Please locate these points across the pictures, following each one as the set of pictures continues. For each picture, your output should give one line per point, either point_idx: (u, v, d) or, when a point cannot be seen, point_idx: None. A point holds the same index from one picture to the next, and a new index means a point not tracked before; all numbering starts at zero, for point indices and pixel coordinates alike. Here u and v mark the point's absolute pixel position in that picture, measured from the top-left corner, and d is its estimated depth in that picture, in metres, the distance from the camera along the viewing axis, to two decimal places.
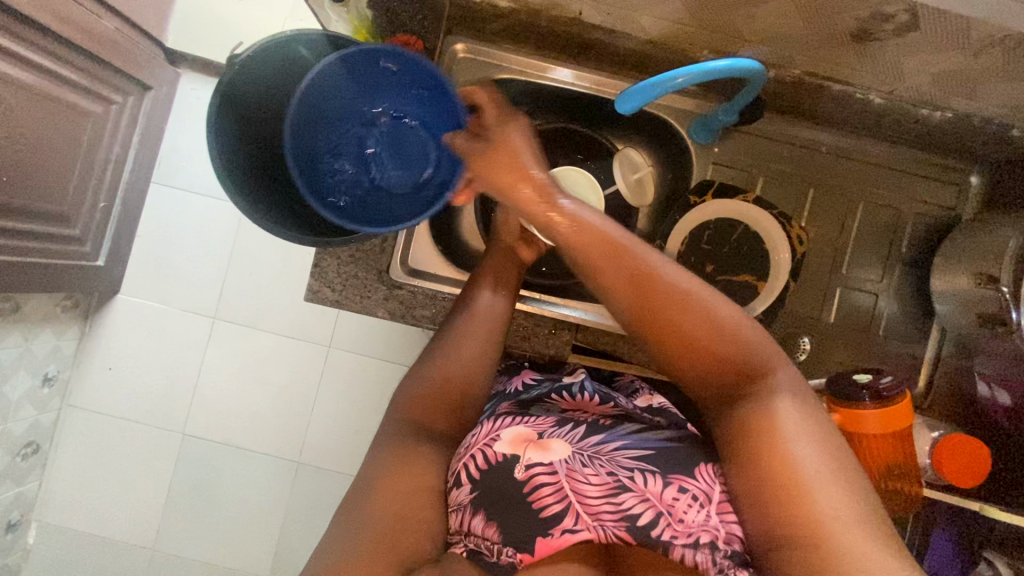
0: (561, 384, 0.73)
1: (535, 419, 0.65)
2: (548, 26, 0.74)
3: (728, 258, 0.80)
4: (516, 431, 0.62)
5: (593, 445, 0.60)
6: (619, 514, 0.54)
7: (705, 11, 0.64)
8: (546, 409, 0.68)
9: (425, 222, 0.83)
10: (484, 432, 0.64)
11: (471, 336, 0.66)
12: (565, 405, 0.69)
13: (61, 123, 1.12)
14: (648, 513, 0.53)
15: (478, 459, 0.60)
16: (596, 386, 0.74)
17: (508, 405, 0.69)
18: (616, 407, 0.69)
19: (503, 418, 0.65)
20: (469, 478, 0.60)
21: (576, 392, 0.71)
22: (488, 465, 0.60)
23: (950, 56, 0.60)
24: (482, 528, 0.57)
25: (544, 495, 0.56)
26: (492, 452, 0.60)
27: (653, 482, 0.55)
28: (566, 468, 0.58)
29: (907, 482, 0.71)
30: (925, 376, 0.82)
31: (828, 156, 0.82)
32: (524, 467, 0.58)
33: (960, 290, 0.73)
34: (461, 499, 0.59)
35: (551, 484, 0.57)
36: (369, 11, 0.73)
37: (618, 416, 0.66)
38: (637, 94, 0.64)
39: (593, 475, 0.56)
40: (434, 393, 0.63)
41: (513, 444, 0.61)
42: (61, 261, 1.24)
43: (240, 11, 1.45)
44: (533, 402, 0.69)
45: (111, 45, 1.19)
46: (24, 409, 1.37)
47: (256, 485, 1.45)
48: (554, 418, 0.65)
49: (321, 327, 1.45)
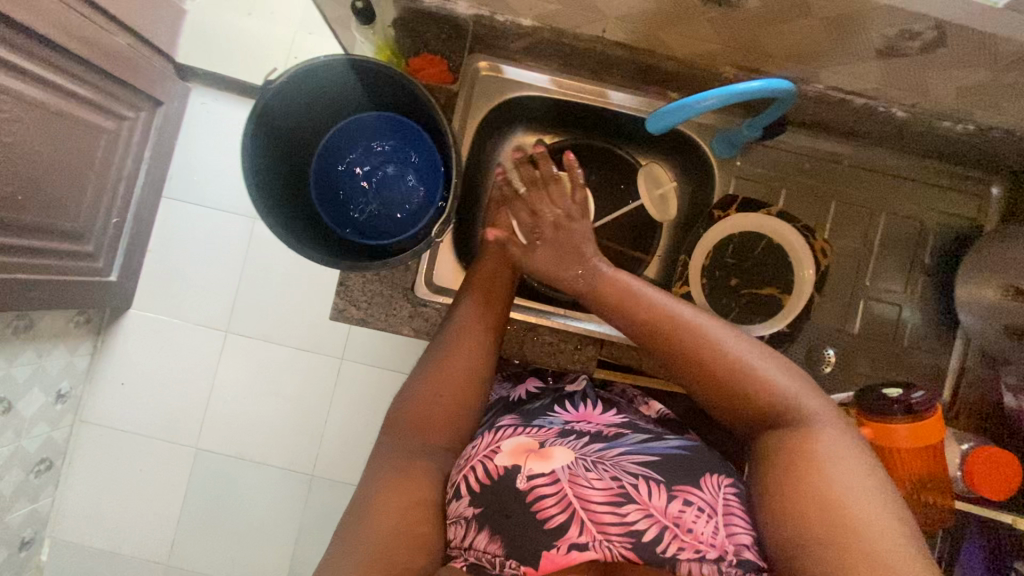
0: (564, 395, 0.72)
1: (538, 430, 0.62)
2: (571, 43, 0.75)
3: (751, 273, 0.80)
4: (516, 441, 0.60)
5: (596, 451, 0.58)
6: (624, 530, 0.51)
7: (731, 28, 0.64)
8: (549, 419, 0.65)
9: (449, 238, 0.84)
10: (483, 443, 0.61)
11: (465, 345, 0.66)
12: (570, 417, 0.66)
13: (73, 140, 1.12)
14: (654, 529, 0.51)
15: (478, 470, 0.57)
16: (596, 396, 0.73)
17: (511, 417, 0.67)
18: (620, 417, 0.67)
19: (503, 428, 0.63)
20: (469, 489, 0.56)
21: (579, 403, 0.70)
22: (489, 477, 0.56)
23: (977, 70, 0.60)
24: (482, 540, 0.54)
25: (546, 504, 0.53)
26: (493, 464, 0.57)
27: (657, 495, 0.53)
28: (567, 472, 0.55)
29: (939, 494, 0.71)
30: (951, 387, 0.82)
31: (850, 168, 0.83)
32: (525, 477, 0.55)
33: (986, 302, 0.73)
34: (460, 511, 0.56)
35: (552, 490, 0.54)
36: (393, 31, 0.77)
37: (622, 426, 0.64)
38: (667, 115, 0.66)
39: (597, 480, 0.54)
40: (430, 406, 0.63)
41: (513, 454, 0.57)
42: (73, 278, 1.24)
43: (250, 26, 1.45)
44: (538, 414, 0.67)
45: (123, 61, 1.19)
46: (37, 426, 1.36)
47: (271, 498, 1.44)
48: (557, 429, 0.62)
49: (334, 339, 1.45)
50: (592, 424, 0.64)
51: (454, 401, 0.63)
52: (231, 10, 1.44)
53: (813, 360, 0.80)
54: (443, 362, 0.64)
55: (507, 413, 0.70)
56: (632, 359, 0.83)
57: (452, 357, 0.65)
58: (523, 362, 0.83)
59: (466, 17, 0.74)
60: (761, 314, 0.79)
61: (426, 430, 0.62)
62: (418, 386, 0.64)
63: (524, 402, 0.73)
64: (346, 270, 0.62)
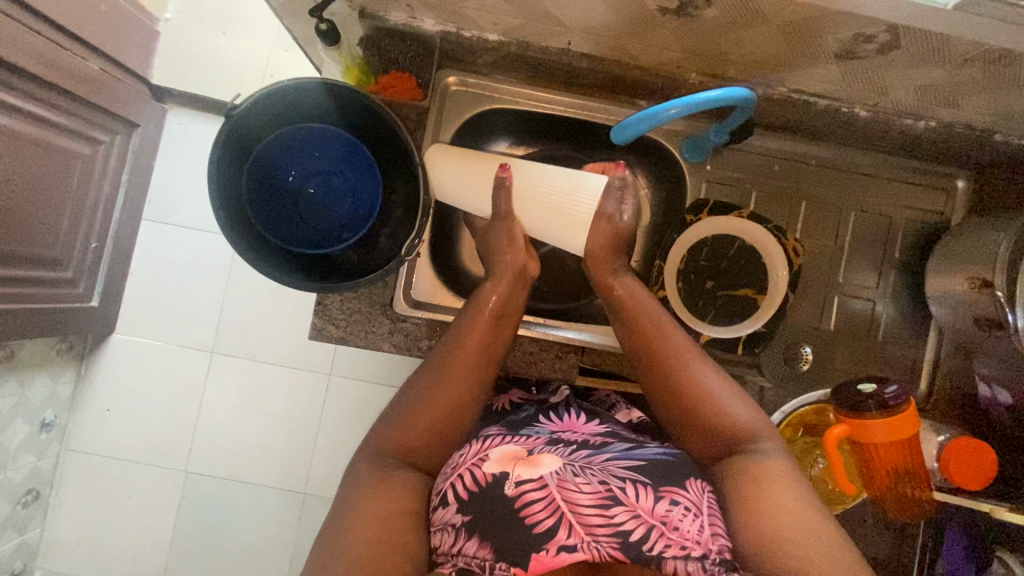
0: (549, 406, 0.73)
1: (524, 439, 0.62)
2: (538, 56, 0.76)
3: (725, 275, 0.82)
4: (504, 450, 0.59)
5: (584, 457, 0.58)
6: (612, 531, 0.50)
7: (692, 37, 0.65)
8: (536, 428, 0.65)
9: (426, 251, 0.84)
10: (471, 452, 0.61)
11: (457, 364, 0.66)
12: (554, 426, 0.67)
13: (48, 166, 1.11)
14: (642, 529, 0.50)
15: (466, 478, 0.56)
16: (581, 407, 0.73)
17: (498, 427, 0.67)
18: (604, 426, 0.68)
19: (491, 437, 0.63)
20: (456, 497, 0.56)
21: (563, 414, 0.70)
22: (477, 485, 0.55)
23: (932, 70, 0.62)
24: (471, 546, 0.52)
25: (534, 508, 0.52)
26: (481, 471, 0.56)
27: (645, 496, 0.52)
28: (555, 478, 0.54)
29: (917, 487, 0.73)
30: (927, 379, 0.83)
31: (818, 168, 0.84)
32: (514, 482, 0.54)
33: (955, 294, 0.74)
34: (448, 519, 0.55)
35: (540, 495, 0.52)
36: (360, 50, 0.78)
37: (606, 435, 0.64)
38: (630, 126, 0.67)
39: (585, 484, 0.53)
40: (416, 418, 0.62)
41: (501, 462, 0.57)
42: (54, 305, 1.23)
43: (225, 45, 1.45)
44: (523, 424, 0.67)
45: (97, 86, 1.18)
46: (22, 457, 1.35)
47: (264, 518, 1.43)
48: (544, 439, 0.62)
49: (321, 355, 1.45)
50: (577, 432, 0.65)
51: (445, 409, 0.63)
52: (206, 30, 1.44)
53: (791, 360, 0.80)
54: (440, 378, 0.65)
55: (494, 423, 0.69)
56: (615, 366, 0.84)
57: (445, 370, 0.65)
58: (506, 372, 0.82)
59: (433, 34, 0.75)
60: (736, 315, 0.81)
61: (413, 438, 0.62)
62: (417, 393, 0.64)
63: (511, 413, 0.72)
64: (318, 293, 0.62)
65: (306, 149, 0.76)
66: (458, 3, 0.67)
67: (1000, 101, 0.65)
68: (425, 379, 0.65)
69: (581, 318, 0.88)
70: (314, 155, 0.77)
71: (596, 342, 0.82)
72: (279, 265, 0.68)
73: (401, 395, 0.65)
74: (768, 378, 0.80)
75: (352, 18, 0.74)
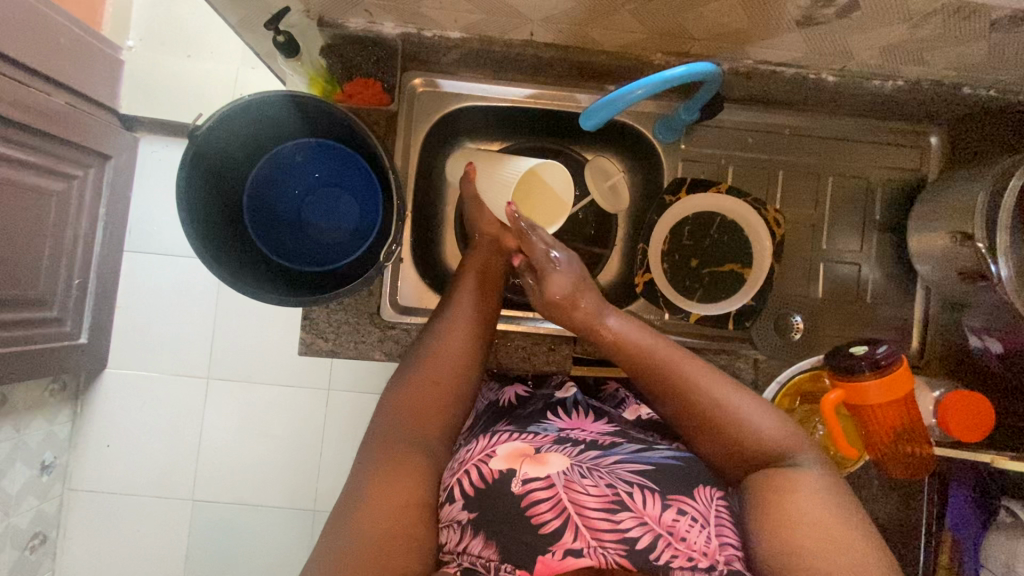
0: (555, 400, 0.71)
1: (532, 436, 0.60)
2: (503, 50, 0.75)
3: (708, 252, 0.82)
4: (511, 445, 0.58)
5: (592, 458, 0.57)
6: (618, 537, 0.50)
7: (654, 17, 0.64)
8: (544, 426, 0.64)
9: (409, 252, 0.83)
10: (478, 448, 0.59)
11: (451, 342, 0.66)
12: (563, 423, 0.66)
13: (21, 206, 1.10)
14: (648, 537, 0.50)
15: (472, 474, 0.56)
16: (587, 403, 0.72)
17: (506, 423, 0.66)
18: (612, 425, 0.67)
19: (497, 434, 0.61)
20: (463, 493, 0.55)
21: (570, 409, 0.69)
22: (483, 481, 0.55)
23: (894, 29, 0.62)
24: (477, 545, 0.53)
25: (541, 508, 0.52)
26: (487, 467, 0.55)
27: (652, 504, 0.52)
28: (563, 479, 0.53)
29: (918, 445, 0.72)
30: (918, 335, 0.84)
31: (792, 137, 0.84)
32: (520, 481, 0.53)
33: (939, 250, 0.74)
34: (455, 515, 0.55)
35: (547, 494, 0.52)
36: (324, 60, 0.77)
37: (615, 434, 0.64)
38: (599, 111, 0.67)
39: (592, 486, 0.53)
40: (415, 403, 0.62)
41: (508, 458, 0.56)
42: (42, 345, 1.21)
43: (189, 68, 1.42)
44: (530, 420, 0.67)
45: (66, 121, 1.17)
46: (25, 501, 1.34)
47: (276, 539, 1.42)
48: (552, 437, 0.61)
49: (318, 371, 1.44)
50: (586, 430, 0.64)
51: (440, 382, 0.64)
52: (170, 55, 1.42)
53: (783, 329, 0.81)
54: (433, 357, 0.65)
55: (501, 420, 0.69)
56: (608, 352, 0.84)
57: (440, 351, 0.65)
58: (499, 367, 0.82)
59: (393, 37, 0.75)
60: (724, 293, 0.81)
61: (423, 421, 0.61)
62: (413, 374, 0.64)
63: (515, 409, 0.71)
64: (299, 307, 0.62)
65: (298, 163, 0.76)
66: (416, 4, 0.66)
67: (964, 54, 0.66)
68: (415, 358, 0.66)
69: (570, 309, 0.88)
70: (308, 168, 0.78)
71: (587, 330, 0.82)
72: (266, 284, 0.68)
73: (403, 370, 0.65)
74: (761, 351, 0.80)
75: (311, 29, 0.74)
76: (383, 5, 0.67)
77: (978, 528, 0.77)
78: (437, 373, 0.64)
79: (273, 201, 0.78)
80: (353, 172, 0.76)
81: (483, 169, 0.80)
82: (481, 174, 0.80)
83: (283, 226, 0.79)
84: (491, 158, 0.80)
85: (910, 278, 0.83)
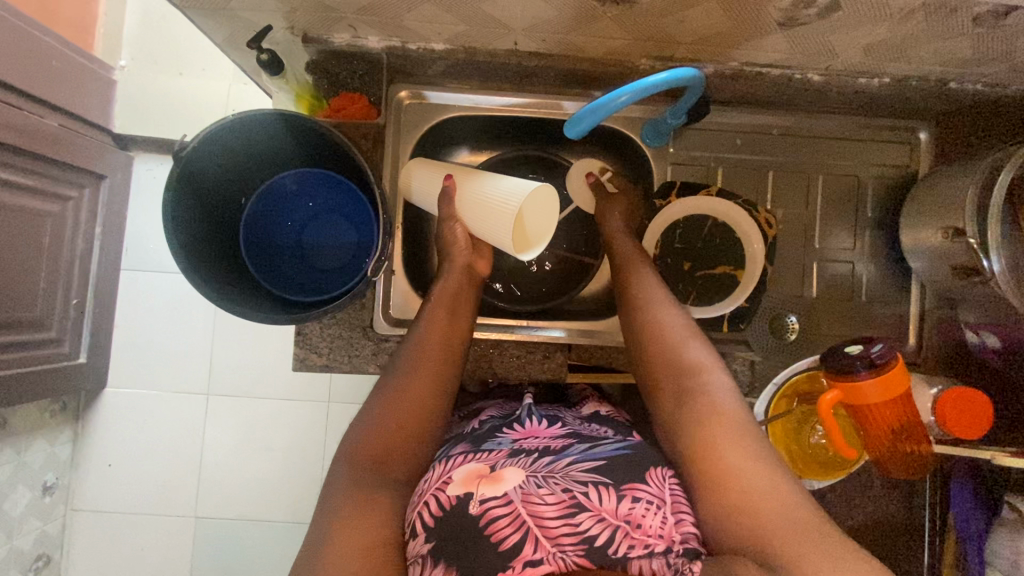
0: (511, 417, 0.70)
1: (487, 454, 0.60)
2: (487, 59, 0.76)
3: (701, 255, 0.82)
4: (466, 469, 0.58)
5: (546, 466, 0.56)
6: (578, 538, 0.50)
7: (635, 23, 0.64)
8: (498, 440, 0.63)
9: (401, 264, 0.83)
10: (434, 477, 0.59)
11: (421, 374, 0.64)
12: (518, 435, 0.65)
13: (15, 229, 1.11)
14: (607, 532, 0.50)
15: (431, 504, 0.55)
16: (542, 413, 0.71)
17: (462, 444, 0.64)
18: (565, 427, 0.67)
19: (453, 459, 0.61)
20: (424, 525, 0.54)
21: (525, 421, 0.68)
22: (443, 509, 0.54)
23: (876, 27, 0.61)
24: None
25: (500, 524, 0.51)
26: (445, 495, 0.55)
27: (607, 498, 0.52)
28: (520, 492, 0.53)
29: (916, 443, 0.72)
30: (915, 332, 0.83)
31: (780, 138, 0.84)
32: (477, 501, 0.52)
33: (932, 246, 0.74)
34: (419, 550, 0.54)
35: (505, 511, 0.51)
36: (308, 76, 0.79)
37: (568, 437, 0.63)
38: (583, 119, 0.67)
39: (549, 495, 0.52)
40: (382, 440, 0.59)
41: (465, 482, 0.55)
42: (41, 367, 1.22)
43: (181, 85, 1.43)
44: (487, 435, 0.65)
45: (59, 142, 1.18)
46: (28, 523, 1.34)
47: (279, 554, 1.42)
48: (506, 451, 0.60)
49: (317, 384, 1.44)
50: (539, 438, 0.63)
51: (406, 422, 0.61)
52: (163, 73, 1.42)
53: (778, 330, 0.81)
54: (402, 389, 0.62)
55: (460, 440, 0.67)
56: (603, 358, 0.84)
57: (410, 383, 0.63)
58: (496, 377, 0.83)
59: (378, 50, 0.75)
60: (718, 295, 0.81)
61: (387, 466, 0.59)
62: (379, 405, 0.62)
63: (471, 428, 0.71)
64: (287, 323, 0.61)
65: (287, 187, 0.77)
66: (399, 17, 0.66)
67: (950, 50, 0.65)
68: (385, 389, 0.63)
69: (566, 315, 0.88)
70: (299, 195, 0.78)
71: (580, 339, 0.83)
72: (252, 302, 0.67)
73: (372, 400, 0.63)
74: (756, 352, 0.80)
75: (296, 45, 0.74)
76: (366, 19, 0.67)
77: (982, 522, 0.76)
78: (402, 418, 0.61)
79: (264, 228, 0.78)
80: (343, 197, 0.76)
81: (462, 185, 0.74)
82: (460, 189, 0.75)
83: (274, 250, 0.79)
84: (473, 176, 0.74)
85: (906, 274, 0.83)
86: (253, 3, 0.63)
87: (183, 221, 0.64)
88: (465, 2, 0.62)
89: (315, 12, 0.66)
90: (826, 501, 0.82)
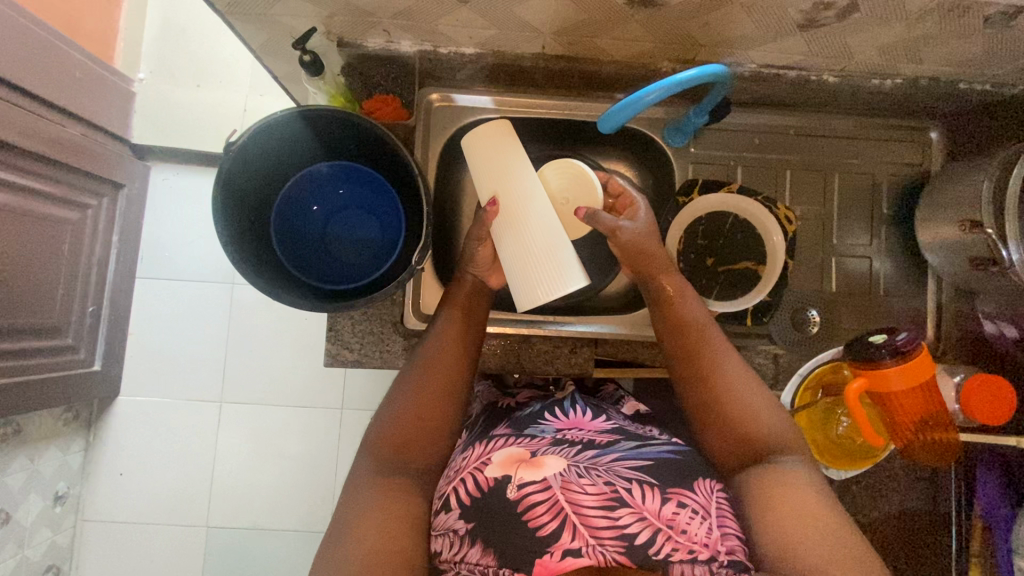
0: (553, 403, 0.73)
1: (528, 440, 0.62)
2: (515, 62, 0.79)
3: (725, 251, 0.83)
4: (508, 452, 0.60)
5: (590, 458, 0.58)
6: (617, 533, 0.50)
7: (660, 26, 0.67)
8: (541, 427, 0.65)
9: (430, 263, 0.85)
10: (474, 455, 0.62)
11: (427, 392, 0.64)
12: (561, 424, 0.67)
13: (37, 236, 1.12)
14: (647, 532, 0.50)
15: (469, 483, 0.56)
16: (586, 405, 0.73)
17: (505, 427, 0.68)
18: (610, 422, 0.68)
19: (495, 440, 0.64)
20: (460, 502, 0.56)
21: (567, 409, 0.71)
22: (479, 489, 0.55)
23: (892, 28, 0.64)
24: (475, 553, 0.52)
25: (537, 511, 0.51)
26: (483, 476, 0.56)
27: (651, 498, 0.52)
28: (559, 479, 0.53)
29: (943, 431, 0.73)
30: (932, 324, 0.86)
31: (797, 137, 0.87)
32: (515, 486, 0.54)
33: (949, 239, 0.76)
34: (450, 524, 0.55)
35: (543, 497, 0.52)
36: (345, 78, 0.82)
37: (615, 433, 0.64)
38: (615, 116, 0.70)
39: (590, 485, 0.53)
40: (402, 431, 0.61)
41: (504, 465, 0.57)
42: (56, 373, 1.22)
43: (199, 96, 1.44)
44: (530, 422, 0.68)
45: (80, 150, 1.20)
46: (39, 533, 1.32)
47: (292, 565, 1.41)
48: (549, 439, 0.62)
49: (331, 389, 1.44)
50: (584, 430, 0.65)
51: (423, 425, 0.62)
52: (182, 84, 1.44)
53: (800, 324, 0.82)
54: (408, 408, 0.63)
55: (501, 424, 0.71)
56: (630, 353, 0.85)
57: (419, 402, 0.63)
58: (524, 373, 0.85)
59: (411, 55, 0.78)
60: (741, 289, 0.82)
61: (405, 457, 0.61)
62: (385, 419, 0.63)
63: (515, 410, 0.74)
64: (336, 311, 0.63)
65: (320, 185, 0.79)
66: (433, 21, 0.69)
67: (961, 50, 0.68)
68: (394, 405, 0.63)
69: (589, 311, 0.89)
70: (331, 191, 0.80)
71: (607, 334, 0.84)
72: (292, 290, 0.69)
73: (384, 409, 0.64)
74: (780, 345, 0.83)
75: (332, 50, 0.77)
76: (400, 24, 0.70)
77: (1010, 508, 0.77)
78: (421, 418, 0.62)
79: (299, 225, 0.80)
80: (376, 194, 0.80)
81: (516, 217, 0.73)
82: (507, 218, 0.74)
83: (309, 246, 0.81)
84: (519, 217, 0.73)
85: (926, 267, 0.85)
86: (294, 8, 0.66)
87: (228, 214, 0.64)
88: (499, 7, 0.65)
89: (352, 17, 0.69)
90: (852, 492, 0.83)
